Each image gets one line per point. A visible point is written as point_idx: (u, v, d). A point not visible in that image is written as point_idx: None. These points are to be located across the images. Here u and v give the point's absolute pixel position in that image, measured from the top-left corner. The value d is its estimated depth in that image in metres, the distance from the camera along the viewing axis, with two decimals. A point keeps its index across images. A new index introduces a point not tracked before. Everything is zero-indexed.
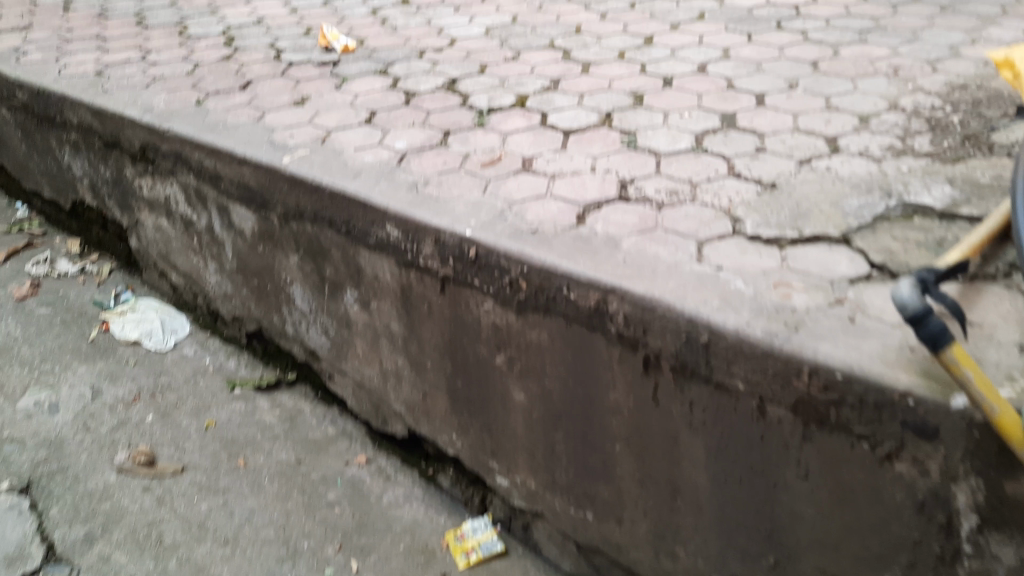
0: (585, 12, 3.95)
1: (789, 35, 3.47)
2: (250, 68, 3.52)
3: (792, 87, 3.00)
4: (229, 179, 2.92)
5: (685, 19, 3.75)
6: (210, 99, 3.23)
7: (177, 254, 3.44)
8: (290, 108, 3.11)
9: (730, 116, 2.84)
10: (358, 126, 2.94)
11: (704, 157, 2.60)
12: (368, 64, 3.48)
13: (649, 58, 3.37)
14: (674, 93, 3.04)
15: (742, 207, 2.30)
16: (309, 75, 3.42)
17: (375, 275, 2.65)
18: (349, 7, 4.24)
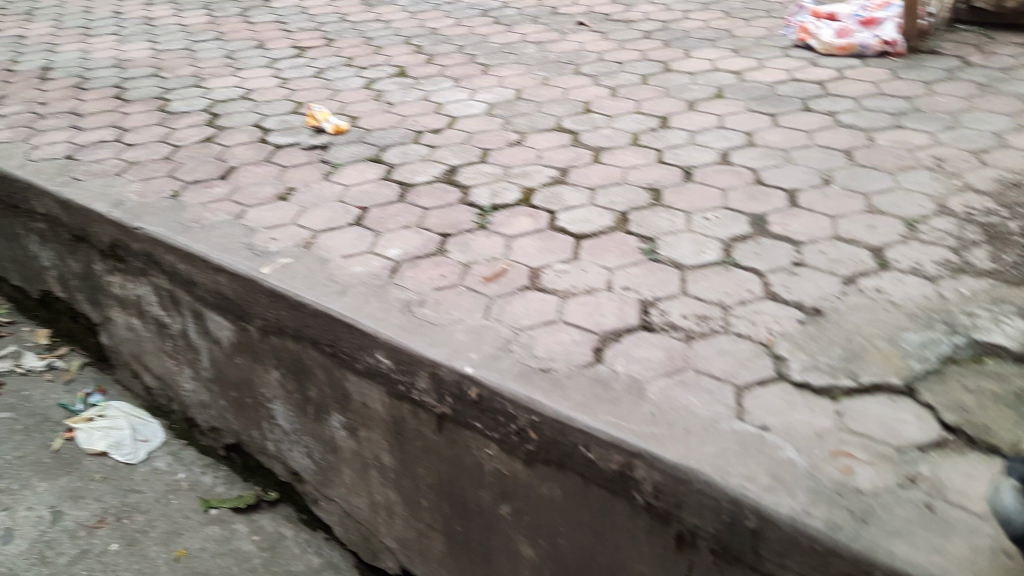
0: (595, 86, 3.69)
1: (816, 117, 3.20)
2: (233, 152, 3.25)
3: (826, 183, 2.73)
4: (204, 285, 2.62)
5: (702, 96, 3.50)
6: (187, 191, 2.95)
7: (150, 356, 3.13)
8: (274, 204, 2.83)
9: (761, 219, 2.55)
10: (347, 227, 2.66)
11: (736, 272, 2.29)
12: (361, 148, 3.21)
13: (666, 143, 3.10)
14: (696, 189, 2.76)
15: (785, 341, 2.00)
16: (296, 162, 3.15)
17: (364, 402, 2.35)
18: (342, 78, 3.99)
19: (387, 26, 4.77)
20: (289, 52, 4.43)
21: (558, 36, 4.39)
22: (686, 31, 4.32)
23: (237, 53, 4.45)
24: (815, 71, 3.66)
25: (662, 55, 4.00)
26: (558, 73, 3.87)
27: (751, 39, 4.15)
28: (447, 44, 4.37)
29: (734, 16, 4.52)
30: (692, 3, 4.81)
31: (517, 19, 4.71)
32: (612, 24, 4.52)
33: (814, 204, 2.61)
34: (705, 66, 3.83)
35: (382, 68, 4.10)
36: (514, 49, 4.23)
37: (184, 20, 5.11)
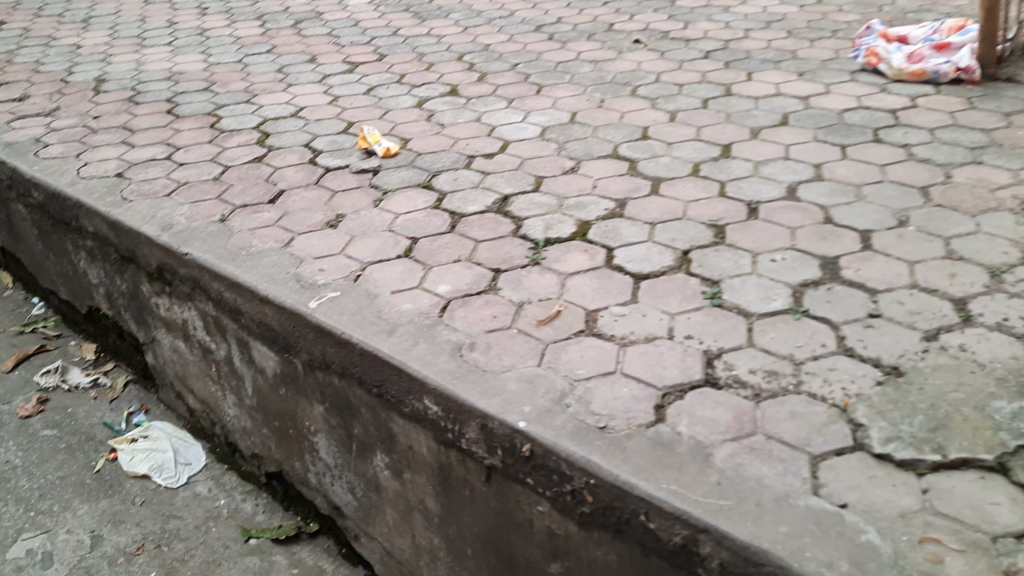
0: (653, 109, 3.57)
1: (888, 150, 3.05)
2: (282, 174, 3.19)
3: (901, 225, 2.58)
4: (250, 315, 2.55)
5: (765, 124, 3.36)
6: (235, 215, 2.89)
7: (194, 379, 3.07)
8: (322, 232, 2.76)
9: (832, 263, 2.41)
10: (396, 259, 2.58)
11: (806, 322, 2.16)
12: (412, 174, 3.13)
13: (728, 174, 2.97)
14: (761, 226, 2.63)
15: (862, 405, 1.86)
16: (346, 186, 3.08)
17: (410, 445, 2.25)
18: (393, 97, 3.92)
19: (439, 41, 4.69)
20: (339, 67, 4.37)
21: (614, 54, 4.27)
22: (747, 51, 4.17)
23: (288, 67, 4.41)
24: (886, 99, 3.50)
25: (722, 77, 3.86)
26: (614, 95, 3.76)
27: (816, 61, 3.99)
28: (500, 61, 4.28)
29: (797, 36, 4.36)
30: (753, 21, 4.66)
31: (572, 36, 4.61)
32: (670, 42, 4.39)
33: (889, 248, 2.47)
34: (768, 90, 3.68)
35: (434, 85, 4.03)
36: (569, 67, 4.12)
37: (236, 31, 5.09)
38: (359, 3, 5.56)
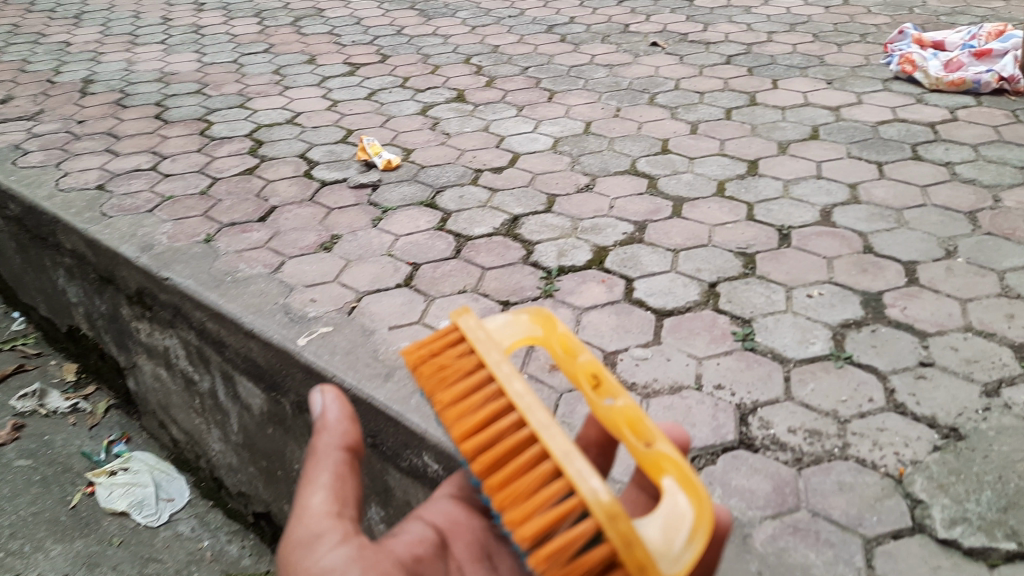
0: (672, 120, 3.34)
1: (929, 169, 2.82)
2: (274, 188, 2.97)
3: (949, 256, 2.35)
4: (234, 347, 2.34)
5: (794, 137, 3.12)
6: (222, 235, 2.68)
7: (177, 410, 2.86)
8: (316, 256, 2.55)
9: (874, 301, 2.19)
10: (395, 289, 2.36)
11: (850, 371, 1.94)
12: (414, 189, 2.90)
13: (756, 195, 2.74)
14: (794, 256, 2.40)
15: (920, 475, 1.63)
16: (342, 203, 2.86)
17: (407, 500, 2.03)
18: (396, 102, 3.69)
19: (446, 41, 4.46)
20: (340, 69, 4.15)
21: (630, 58, 4.03)
22: (772, 56, 3.94)
23: (286, 68, 4.18)
24: (923, 110, 3.26)
25: (746, 84, 3.63)
26: (631, 103, 3.52)
27: (847, 67, 3.75)
28: (509, 64, 4.05)
29: (824, 39, 4.12)
30: (777, 22, 4.41)
31: (585, 37, 4.37)
32: (689, 45, 4.15)
33: (937, 283, 2.24)
34: (795, 99, 3.45)
35: (439, 90, 3.80)
36: (582, 72, 3.89)
37: (233, 29, 4.86)
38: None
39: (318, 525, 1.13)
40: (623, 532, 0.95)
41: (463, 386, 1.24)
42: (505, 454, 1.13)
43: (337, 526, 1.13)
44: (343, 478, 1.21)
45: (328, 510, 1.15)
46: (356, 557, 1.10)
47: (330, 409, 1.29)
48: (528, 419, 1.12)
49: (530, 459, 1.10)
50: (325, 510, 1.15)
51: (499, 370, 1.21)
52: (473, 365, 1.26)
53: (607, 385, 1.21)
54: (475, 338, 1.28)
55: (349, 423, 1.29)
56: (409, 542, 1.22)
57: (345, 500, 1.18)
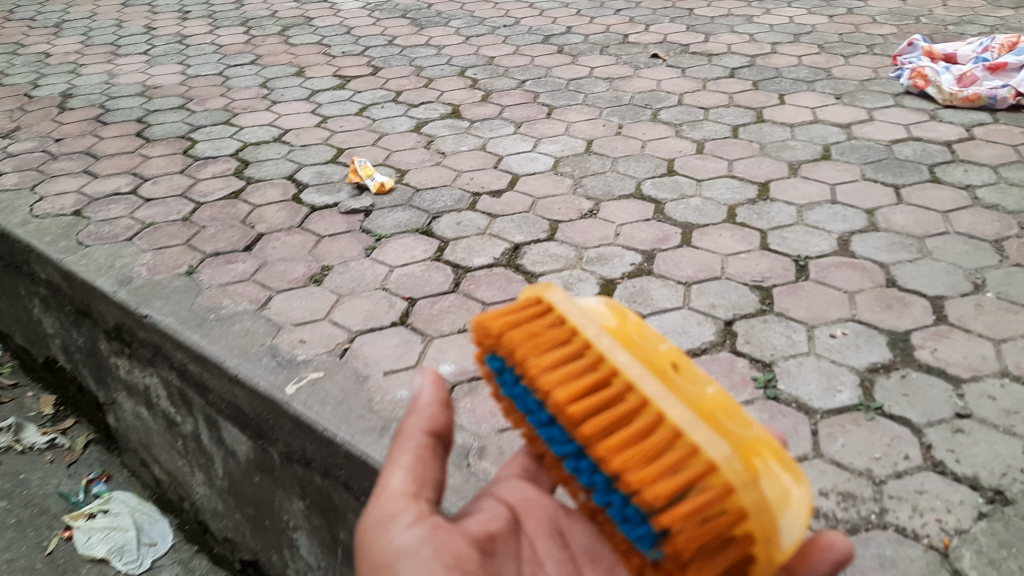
0: (678, 138, 3.20)
1: (949, 193, 2.69)
2: (261, 213, 2.81)
3: (978, 291, 2.23)
4: (218, 392, 2.19)
5: (805, 157, 2.99)
6: (206, 267, 2.52)
7: (160, 449, 2.71)
8: (305, 290, 2.40)
9: (901, 342, 2.06)
10: (390, 328, 2.21)
11: (881, 424, 1.81)
12: (409, 215, 2.76)
13: (770, 221, 2.61)
14: (813, 291, 2.27)
15: (967, 549, 1.51)
16: (334, 229, 2.70)
17: None
18: (388, 117, 3.54)
19: (439, 51, 4.31)
20: (330, 81, 4.00)
21: (631, 70, 3.89)
22: (777, 69, 3.80)
23: (273, 80, 4.02)
24: (938, 127, 3.13)
25: (751, 99, 3.49)
26: (633, 120, 3.38)
27: (855, 81, 3.62)
28: (505, 77, 3.90)
29: (830, 51, 3.99)
30: (780, 32, 4.28)
31: (583, 48, 4.23)
32: (691, 57, 4.01)
33: (967, 322, 2.11)
34: (804, 116, 3.31)
35: (433, 105, 3.65)
36: (582, 86, 3.75)
37: (218, 38, 4.68)
38: (352, 5, 5.16)
39: (393, 505, 1.15)
40: (757, 501, 0.98)
41: (559, 347, 1.17)
42: (618, 417, 1.07)
43: (410, 507, 1.15)
44: (425, 462, 1.22)
45: (403, 491, 1.17)
46: (430, 538, 1.10)
47: (426, 393, 1.28)
48: (642, 390, 1.11)
49: (643, 429, 1.06)
50: (399, 491, 1.17)
51: (601, 345, 1.19)
52: (570, 337, 1.21)
53: (690, 372, 1.16)
54: (569, 313, 1.26)
55: (438, 407, 1.27)
56: (484, 521, 1.22)
57: (420, 482, 1.19)
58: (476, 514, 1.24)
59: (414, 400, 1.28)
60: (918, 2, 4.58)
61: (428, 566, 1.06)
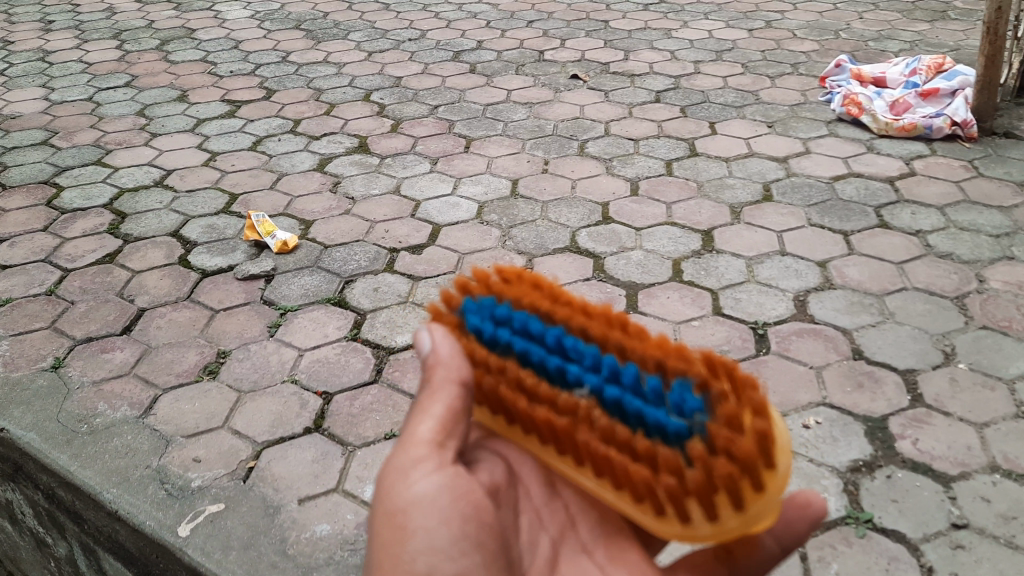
0: (609, 176, 2.95)
1: (900, 240, 2.54)
2: (142, 282, 2.41)
3: (949, 363, 2.08)
4: (94, 523, 1.83)
5: (747, 199, 2.78)
6: (77, 360, 2.13)
7: (31, 566, 2.30)
8: (199, 387, 2.04)
9: (879, 431, 1.89)
10: (302, 436, 1.89)
11: (874, 542, 1.62)
12: (317, 279, 2.41)
13: (719, 279, 2.39)
14: (777, 368, 2.07)
15: None
16: (229, 301, 2.33)
17: None
18: (287, 152, 3.12)
19: (339, 67, 3.90)
20: (218, 107, 3.50)
21: (550, 94, 3.61)
22: (703, 92, 3.61)
23: (151, 106, 3.53)
24: (878, 161, 2.98)
25: (682, 129, 3.28)
26: (559, 154, 3.11)
27: (786, 106, 3.45)
28: (415, 101, 3.55)
29: (755, 71, 3.81)
30: (701, 49, 4.09)
31: (497, 66, 3.91)
32: (612, 78, 3.77)
33: (944, 403, 1.96)
34: (739, 148, 3.12)
35: (337, 136, 3.25)
36: (500, 112, 3.44)
37: (87, 53, 4.12)
38: (239, 14, 4.66)
39: (413, 452, 0.95)
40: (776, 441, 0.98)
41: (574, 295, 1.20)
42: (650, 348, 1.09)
43: (432, 454, 0.96)
44: (455, 409, 0.99)
45: (426, 438, 0.96)
46: (453, 486, 0.94)
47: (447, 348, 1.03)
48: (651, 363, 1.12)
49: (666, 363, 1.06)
50: (423, 440, 0.96)
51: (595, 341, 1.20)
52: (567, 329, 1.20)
53: None
54: None
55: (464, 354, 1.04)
56: (493, 468, 1.04)
57: (450, 426, 0.98)
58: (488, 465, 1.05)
59: (429, 358, 1.03)
60: (834, 15, 4.47)
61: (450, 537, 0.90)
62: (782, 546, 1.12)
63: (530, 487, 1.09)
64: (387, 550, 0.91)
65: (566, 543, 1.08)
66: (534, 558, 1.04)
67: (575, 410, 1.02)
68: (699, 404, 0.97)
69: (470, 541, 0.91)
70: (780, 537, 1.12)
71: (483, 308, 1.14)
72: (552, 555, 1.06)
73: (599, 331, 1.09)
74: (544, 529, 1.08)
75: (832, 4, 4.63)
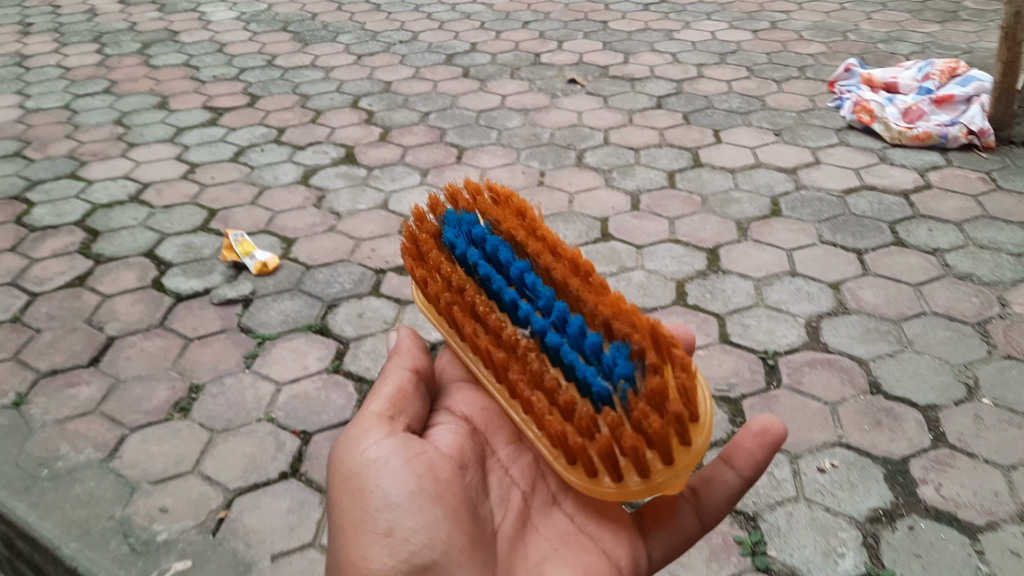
0: (608, 189, 2.81)
1: (917, 259, 2.40)
2: (112, 308, 2.26)
3: (971, 397, 1.95)
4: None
5: (753, 214, 2.64)
6: (40, 396, 1.99)
7: None
8: (169, 427, 1.90)
9: (899, 475, 1.76)
10: (278, 482, 1.76)
11: None
12: (299, 303, 2.27)
13: (726, 303, 2.25)
14: (789, 404, 1.93)
15: None
16: (204, 328, 2.18)
17: None
18: (270, 163, 2.98)
19: (327, 72, 3.75)
20: (200, 115, 3.35)
21: (546, 100, 3.46)
22: (706, 97, 3.46)
23: (130, 113, 3.38)
24: (891, 173, 2.84)
25: (684, 138, 3.14)
26: (556, 164, 2.96)
27: (793, 113, 3.31)
28: (405, 108, 3.40)
29: (759, 75, 3.67)
30: (703, 52, 3.94)
31: (492, 70, 3.75)
32: (612, 83, 3.62)
33: (969, 443, 1.83)
34: (745, 159, 2.98)
35: (323, 146, 3.10)
36: (494, 119, 3.29)
37: (65, 58, 3.97)
38: (223, 15, 4.50)
39: (362, 428, 1.16)
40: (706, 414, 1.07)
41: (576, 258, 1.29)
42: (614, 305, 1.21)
43: (384, 425, 1.15)
44: (405, 390, 1.23)
45: (376, 415, 1.17)
46: (401, 447, 1.12)
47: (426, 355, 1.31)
48: None
49: None
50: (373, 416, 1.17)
51: None
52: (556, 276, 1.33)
53: None
54: None
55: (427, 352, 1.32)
56: (452, 433, 1.24)
57: (398, 404, 1.20)
58: (449, 426, 1.26)
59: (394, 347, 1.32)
60: (840, 15, 4.33)
61: (398, 480, 1.08)
62: (742, 475, 1.21)
63: (498, 446, 1.30)
64: (352, 512, 1.07)
65: (536, 496, 1.25)
66: (505, 512, 1.20)
67: (517, 348, 1.17)
68: (629, 372, 1.07)
69: (425, 495, 1.07)
70: (743, 470, 1.21)
71: (481, 247, 1.32)
72: (524, 508, 1.22)
73: (565, 282, 1.23)
74: (516, 486, 1.25)
75: (837, 4, 4.49)
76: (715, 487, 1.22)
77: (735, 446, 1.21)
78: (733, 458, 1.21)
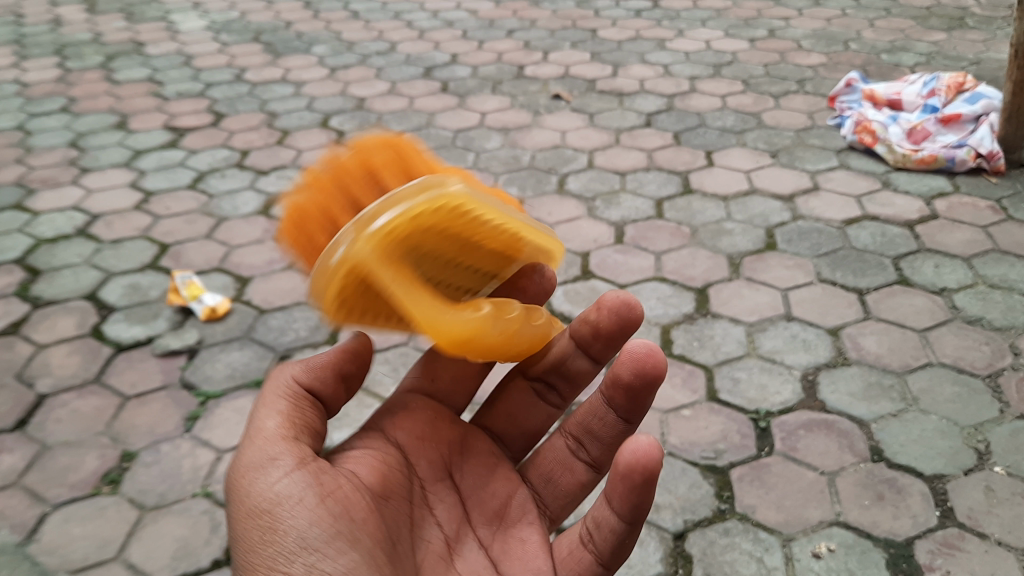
0: (590, 219, 2.61)
1: (923, 300, 2.21)
2: (46, 360, 2.08)
3: (982, 465, 1.74)
4: None
5: (746, 248, 2.45)
6: None
7: None
8: (96, 503, 1.70)
9: (903, 562, 1.55)
10: (209, 572, 1.56)
11: None
12: (249, 354, 2.08)
13: (714, 352, 2.07)
14: (781, 474, 1.73)
15: None
16: (144, 384, 2.00)
17: None
18: (230, 191, 2.79)
19: (298, 87, 3.56)
20: (160, 136, 3.16)
21: (529, 117, 3.26)
22: (699, 114, 3.27)
23: (86, 134, 3.20)
24: (895, 201, 2.65)
25: (674, 160, 2.94)
26: (536, 192, 2.77)
27: (790, 132, 3.11)
28: (378, 127, 3.20)
29: (756, 89, 3.47)
30: (697, 63, 3.74)
31: (472, 84, 3.55)
32: (599, 98, 3.42)
33: (980, 522, 1.62)
34: (738, 184, 2.78)
35: (288, 171, 2.91)
36: (472, 140, 3.10)
37: (24, 73, 3.78)
38: (194, 25, 4.31)
39: (263, 453, 0.94)
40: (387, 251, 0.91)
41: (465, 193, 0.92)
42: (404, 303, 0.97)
43: (293, 449, 0.94)
44: (305, 405, 1.01)
45: (277, 437, 0.95)
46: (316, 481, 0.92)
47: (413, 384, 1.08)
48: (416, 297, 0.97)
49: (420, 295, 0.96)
50: (275, 436, 0.95)
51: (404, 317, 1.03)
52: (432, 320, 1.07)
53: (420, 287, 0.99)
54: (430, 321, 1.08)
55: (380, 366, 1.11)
56: (371, 459, 1.04)
57: (303, 423, 0.99)
58: (366, 448, 1.06)
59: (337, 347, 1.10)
60: (842, 23, 4.13)
61: (316, 521, 0.88)
62: (626, 518, 1.04)
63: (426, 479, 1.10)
64: (258, 553, 0.88)
65: (464, 540, 1.10)
66: (428, 558, 1.03)
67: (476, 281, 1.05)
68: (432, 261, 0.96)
69: (345, 540, 0.89)
70: (621, 511, 1.03)
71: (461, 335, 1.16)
72: (445, 554, 1.06)
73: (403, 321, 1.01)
74: (438, 526, 1.08)
75: (839, 11, 4.29)
76: (604, 533, 1.07)
77: (614, 489, 1.02)
78: (611, 499, 1.04)
